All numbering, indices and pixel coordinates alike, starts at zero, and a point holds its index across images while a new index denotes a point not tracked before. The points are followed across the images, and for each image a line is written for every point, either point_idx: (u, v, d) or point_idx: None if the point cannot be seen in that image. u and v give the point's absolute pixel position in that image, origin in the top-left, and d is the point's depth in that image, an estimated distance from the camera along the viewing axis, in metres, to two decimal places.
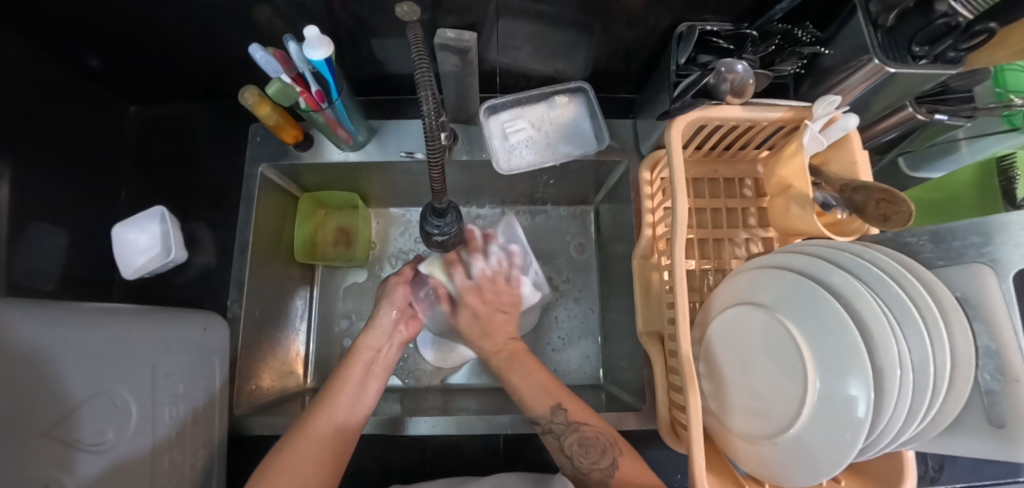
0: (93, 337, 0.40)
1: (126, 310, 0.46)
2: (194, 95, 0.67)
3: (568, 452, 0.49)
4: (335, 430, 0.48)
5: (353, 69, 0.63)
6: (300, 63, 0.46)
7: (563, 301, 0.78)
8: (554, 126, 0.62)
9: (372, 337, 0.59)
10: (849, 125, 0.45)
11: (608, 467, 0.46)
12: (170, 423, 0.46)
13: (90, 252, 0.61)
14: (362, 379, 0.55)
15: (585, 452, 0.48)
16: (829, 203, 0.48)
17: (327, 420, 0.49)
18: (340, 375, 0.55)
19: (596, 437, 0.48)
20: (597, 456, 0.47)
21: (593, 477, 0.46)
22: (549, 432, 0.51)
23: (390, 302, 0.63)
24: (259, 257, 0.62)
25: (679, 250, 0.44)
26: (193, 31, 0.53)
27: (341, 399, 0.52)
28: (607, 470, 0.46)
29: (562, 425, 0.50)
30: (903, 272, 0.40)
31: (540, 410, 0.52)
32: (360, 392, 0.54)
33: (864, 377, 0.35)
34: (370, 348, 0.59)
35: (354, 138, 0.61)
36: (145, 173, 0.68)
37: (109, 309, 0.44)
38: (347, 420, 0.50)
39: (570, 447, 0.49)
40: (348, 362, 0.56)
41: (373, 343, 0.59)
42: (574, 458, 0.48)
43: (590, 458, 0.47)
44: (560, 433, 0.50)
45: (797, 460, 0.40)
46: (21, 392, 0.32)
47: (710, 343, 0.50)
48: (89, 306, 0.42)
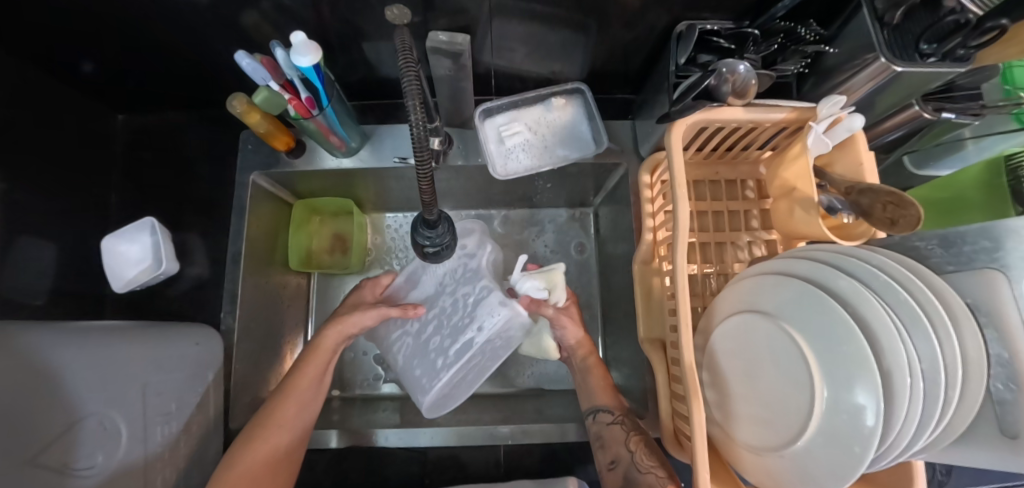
0: (71, 368, 0.41)
1: (117, 330, 0.46)
2: (182, 103, 0.66)
3: (632, 446, 0.50)
4: (285, 431, 0.49)
5: (345, 73, 0.61)
6: (288, 70, 0.44)
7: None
8: (551, 129, 0.60)
9: (333, 338, 0.56)
10: (854, 125, 0.44)
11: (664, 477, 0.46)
12: (163, 441, 0.46)
13: (82, 266, 0.60)
14: (318, 376, 0.54)
15: (647, 455, 0.49)
16: (834, 207, 0.47)
17: (291, 413, 0.51)
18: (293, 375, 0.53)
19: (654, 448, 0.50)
20: (659, 463, 0.48)
21: (647, 479, 0.46)
22: (619, 423, 0.53)
23: (340, 325, 0.56)
24: (253, 267, 0.61)
25: (681, 256, 0.43)
26: (176, 38, 0.51)
27: (299, 387, 0.52)
28: (662, 479, 0.45)
29: (630, 424, 0.53)
30: (911, 277, 0.38)
31: (614, 403, 0.56)
32: (314, 390, 0.54)
33: (874, 386, 0.34)
34: (331, 350, 0.55)
35: (347, 144, 0.59)
36: (135, 183, 0.67)
37: (98, 331, 0.45)
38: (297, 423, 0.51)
39: (633, 443, 0.51)
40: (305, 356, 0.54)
41: (331, 344, 0.55)
42: (635, 455, 0.49)
43: (648, 460, 0.48)
44: (629, 428, 0.52)
45: (802, 472, 0.39)
46: None
47: (714, 351, 0.49)
48: (75, 329, 0.43)
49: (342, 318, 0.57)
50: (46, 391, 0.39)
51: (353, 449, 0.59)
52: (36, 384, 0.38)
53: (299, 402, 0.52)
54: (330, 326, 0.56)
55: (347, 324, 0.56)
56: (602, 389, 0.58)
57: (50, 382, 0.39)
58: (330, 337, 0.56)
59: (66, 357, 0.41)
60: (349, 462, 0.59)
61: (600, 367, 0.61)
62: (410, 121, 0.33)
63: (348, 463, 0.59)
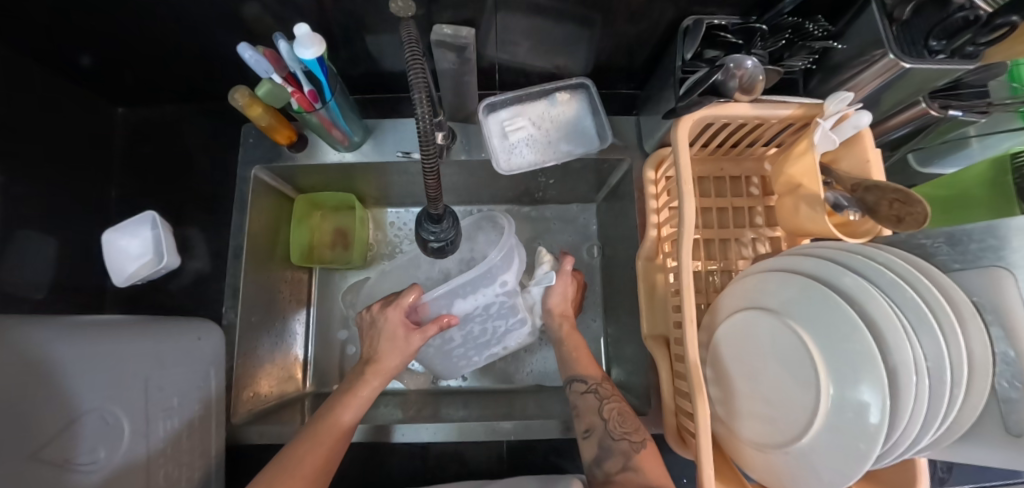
0: (75, 355, 0.38)
1: (118, 322, 0.45)
2: (184, 96, 0.65)
3: (606, 414, 0.51)
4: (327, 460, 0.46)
5: (347, 67, 0.60)
6: (291, 62, 0.44)
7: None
8: (555, 124, 0.60)
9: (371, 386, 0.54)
10: (862, 121, 0.44)
11: (638, 441, 0.48)
12: (164, 436, 0.45)
13: (81, 260, 0.59)
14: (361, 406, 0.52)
15: (620, 421, 0.50)
16: (841, 204, 0.46)
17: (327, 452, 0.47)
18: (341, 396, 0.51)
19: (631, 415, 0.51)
20: (632, 429, 0.49)
21: (620, 446, 0.48)
22: (594, 392, 0.54)
23: (378, 371, 0.54)
24: (255, 262, 0.61)
25: (686, 252, 0.43)
26: (175, 29, 0.51)
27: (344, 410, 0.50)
28: (635, 444, 0.47)
29: (607, 392, 0.54)
30: (917, 275, 0.38)
31: (590, 373, 0.56)
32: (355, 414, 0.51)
33: (879, 385, 0.34)
34: (369, 398, 0.53)
35: (349, 139, 0.59)
36: (135, 176, 0.66)
37: (99, 322, 0.43)
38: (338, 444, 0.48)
39: (607, 411, 0.51)
40: (345, 399, 0.51)
41: (369, 394, 0.53)
42: (609, 422, 0.50)
43: (623, 427, 0.49)
44: (604, 396, 0.53)
45: (808, 470, 0.39)
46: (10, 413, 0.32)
47: (718, 348, 0.49)
48: (77, 321, 0.41)
49: (378, 366, 0.54)
50: (54, 378, 0.36)
51: (356, 445, 0.59)
52: (39, 372, 0.35)
53: (335, 434, 0.48)
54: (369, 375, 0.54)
55: (385, 371, 0.54)
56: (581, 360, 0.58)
57: (59, 367, 0.36)
58: (365, 388, 0.53)
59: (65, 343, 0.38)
60: (352, 457, 0.58)
61: (577, 338, 0.61)
62: (417, 115, 0.33)
63: (351, 458, 0.58)
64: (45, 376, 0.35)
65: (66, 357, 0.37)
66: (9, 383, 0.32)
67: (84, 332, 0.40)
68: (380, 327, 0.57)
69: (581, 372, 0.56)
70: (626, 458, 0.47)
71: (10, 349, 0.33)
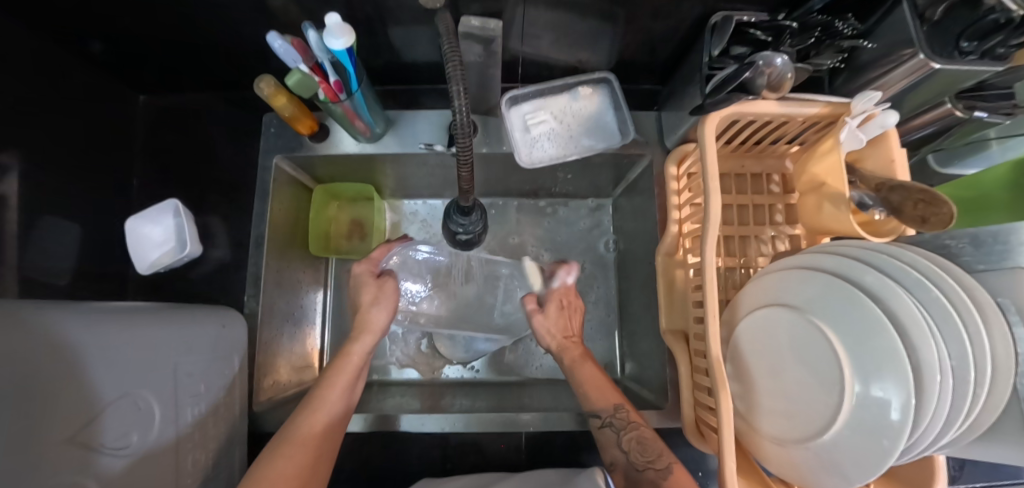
0: (104, 339, 0.38)
1: (145, 309, 0.45)
2: (204, 84, 0.65)
3: (626, 447, 0.49)
4: (325, 430, 0.47)
5: (369, 57, 0.60)
6: (320, 52, 0.44)
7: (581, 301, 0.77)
8: (577, 119, 0.60)
9: (362, 344, 0.55)
10: (887, 122, 0.44)
11: (663, 469, 0.45)
12: (191, 422, 0.46)
13: (104, 247, 0.60)
14: (351, 384, 0.53)
15: (643, 450, 0.48)
16: (865, 203, 0.47)
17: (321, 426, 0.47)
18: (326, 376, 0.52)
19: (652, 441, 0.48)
20: (655, 456, 0.47)
21: (647, 476, 0.46)
22: (609, 426, 0.51)
23: (368, 329, 0.56)
24: (275, 251, 0.61)
25: (710, 248, 0.43)
26: (200, 16, 0.50)
27: (339, 381, 0.51)
28: (660, 471, 0.45)
29: (624, 421, 0.51)
30: (941, 275, 0.39)
31: (603, 404, 0.53)
32: (349, 393, 0.52)
33: (904, 383, 0.35)
34: (361, 356, 0.54)
35: (371, 130, 0.59)
36: (156, 164, 0.66)
37: (127, 309, 0.43)
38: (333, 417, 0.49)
39: (627, 443, 0.49)
40: (336, 367, 0.52)
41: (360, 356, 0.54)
42: (630, 454, 0.48)
43: (646, 457, 0.47)
44: (621, 428, 0.50)
45: (829, 465, 0.40)
46: (50, 396, 0.32)
47: (738, 344, 0.49)
48: (107, 307, 0.41)
49: (366, 323, 0.56)
50: (83, 361, 0.36)
51: (375, 434, 0.59)
52: (76, 356, 0.35)
53: (331, 404, 0.49)
54: (358, 333, 0.56)
55: (374, 328, 0.56)
56: (589, 397, 0.54)
57: (89, 350, 0.36)
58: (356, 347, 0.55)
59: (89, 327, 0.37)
60: (371, 446, 0.59)
61: (586, 370, 0.58)
62: (452, 102, 0.34)
63: (370, 446, 0.59)
64: (80, 360, 0.35)
65: (100, 343, 0.37)
66: (43, 369, 0.32)
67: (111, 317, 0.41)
68: (361, 288, 0.59)
69: (594, 404, 0.54)
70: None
71: (41, 332, 0.33)
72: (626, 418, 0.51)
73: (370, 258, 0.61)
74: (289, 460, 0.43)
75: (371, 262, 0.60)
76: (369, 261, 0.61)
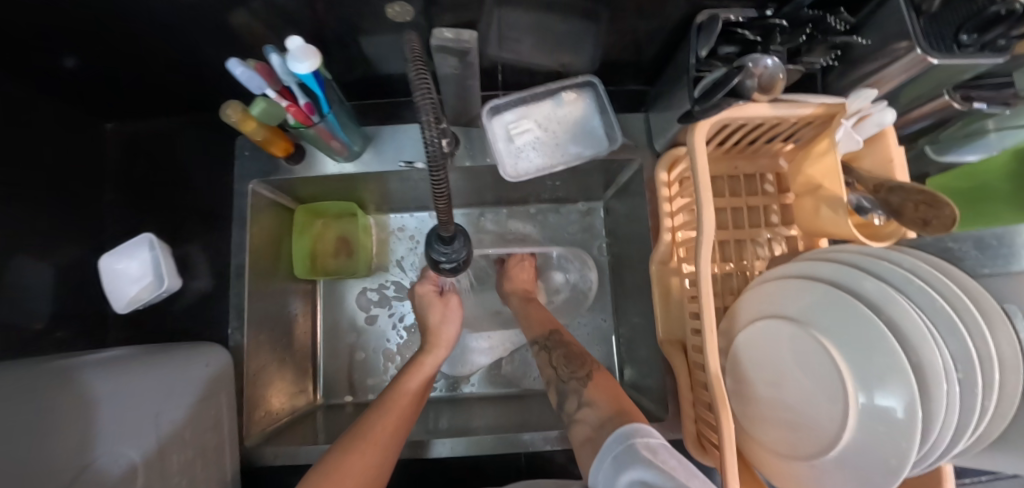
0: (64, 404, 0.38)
1: (123, 366, 0.45)
2: (173, 109, 0.62)
3: (555, 363, 0.53)
4: (398, 426, 0.46)
5: (342, 72, 0.58)
6: (284, 76, 0.42)
7: (576, 308, 0.75)
8: (562, 125, 0.57)
9: (434, 356, 0.57)
10: (884, 120, 0.42)
11: (583, 375, 0.50)
12: (180, 471, 0.43)
13: (79, 286, 0.58)
14: (422, 389, 0.53)
15: (567, 363, 0.52)
16: (862, 207, 0.45)
17: (391, 425, 0.46)
18: (401, 377, 0.53)
19: (578, 355, 0.53)
20: (579, 367, 0.51)
21: (570, 384, 0.49)
22: (543, 347, 0.56)
23: (438, 343, 0.59)
24: (258, 279, 0.59)
25: (705, 258, 0.41)
26: (159, 39, 0.48)
27: (413, 383, 0.52)
28: (581, 380, 0.49)
29: (555, 343, 0.56)
30: (944, 282, 0.37)
31: (539, 332, 0.59)
32: (420, 397, 0.52)
33: (909, 393, 0.34)
34: (432, 367, 0.56)
35: (348, 149, 0.57)
36: (129, 194, 0.64)
37: (106, 370, 0.44)
38: (406, 417, 0.48)
39: (556, 359, 0.54)
40: (411, 369, 0.54)
41: (432, 363, 0.56)
42: (558, 369, 0.52)
43: (570, 368, 0.51)
44: (551, 347, 0.56)
45: (838, 479, 0.38)
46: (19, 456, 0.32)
47: (736, 354, 0.48)
48: (80, 372, 0.42)
49: (437, 338, 0.59)
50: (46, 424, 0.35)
51: None
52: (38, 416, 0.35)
53: (401, 410, 0.48)
54: (430, 347, 0.58)
55: (445, 341, 0.59)
56: (529, 327, 0.62)
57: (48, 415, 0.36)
58: (432, 353, 0.57)
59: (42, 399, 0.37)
60: None
61: (532, 308, 0.65)
62: (420, 124, 0.29)
63: None
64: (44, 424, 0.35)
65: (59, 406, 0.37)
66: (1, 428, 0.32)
67: (77, 380, 0.40)
68: (426, 308, 0.63)
69: (535, 333, 0.60)
70: (578, 396, 0.47)
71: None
72: (556, 339, 0.56)
73: (429, 277, 0.65)
74: (361, 456, 0.42)
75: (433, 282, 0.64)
76: (431, 280, 0.64)
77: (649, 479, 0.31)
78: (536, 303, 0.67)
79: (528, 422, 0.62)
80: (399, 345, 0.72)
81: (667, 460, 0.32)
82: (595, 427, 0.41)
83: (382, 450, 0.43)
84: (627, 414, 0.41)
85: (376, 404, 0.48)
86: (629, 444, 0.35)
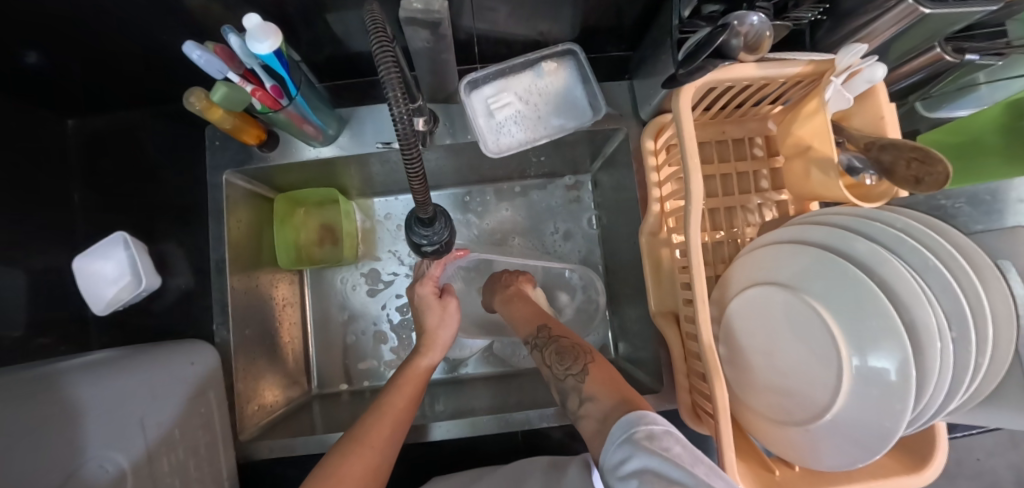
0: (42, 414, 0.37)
1: (98, 369, 0.43)
2: (134, 101, 0.59)
3: (548, 361, 0.50)
4: (393, 430, 0.45)
5: (310, 51, 0.55)
6: (246, 58, 0.39)
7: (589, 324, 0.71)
8: (543, 97, 0.55)
9: (429, 358, 0.54)
10: (875, 75, 0.39)
11: (579, 372, 0.46)
12: (171, 472, 0.43)
13: (55, 291, 0.56)
14: (417, 393, 0.50)
15: (560, 360, 0.49)
16: (854, 166, 0.43)
17: (388, 428, 0.45)
18: (395, 383, 0.50)
19: (570, 350, 0.49)
20: (572, 362, 0.48)
21: (569, 383, 0.47)
22: (535, 345, 0.53)
23: (433, 345, 0.54)
24: (241, 273, 0.58)
25: (695, 226, 0.40)
26: (108, 24, 0.44)
27: (406, 388, 0.50)
28: (577, 376, 0.46)
29: (545, 340, 0.53)
30: (938, 241, 0.37)
31: (528, 330, 0.56)
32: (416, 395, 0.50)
33: (904, 353, 0.33)
34: (428, 370, 0.53)
35: (323, 133, 0.54)
36: (98, 192, 0.61)
37: (83, 375, 0.42)
38: (399, 414, 0.47)
39: (548, 355, 0.51)
40: (404, 375, 0.51)
41: (428, 364, 0.53)
42: (553, 367, 0.50)
43: (564, 364, 0.48)
44: (542, 345, 0.52)
45: (833, 444, 0.38)
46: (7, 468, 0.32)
47: (727, 324, 0.47)
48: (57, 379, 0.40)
49: (432, 341, 0.55)
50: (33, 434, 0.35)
51: None
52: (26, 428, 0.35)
53: (395, 409, 0.47)
54: (423, 348, 0.54)
55: (440, 344, 0.55)
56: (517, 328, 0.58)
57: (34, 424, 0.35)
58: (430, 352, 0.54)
59: (18, 412, 0.35)
60: None
61: (518, 305, 0.61)
62: (388, 101, 0.27)
63: None
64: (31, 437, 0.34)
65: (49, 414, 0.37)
66: None
67: (58, 390, 0.40)
68: (424, 310, 0.57)
69: (524, 332, 0.56)
70: (579, 392, 0.45)
71: None
72: (547, 335, 0.53)
73: (431, 278, 0.58)
74: (359, 459, 0.42)
75: (433, 281, 0.58)
76: (430, 280, 0.58)
77: (654, 464, 0.30)
78: (524, 295, 0.63)
79: (523, 400, 0.62)
80: (392, 325, 0.71)
81: (671, 447, 0.32)
82: (599, 421, 0.40)
83: (378, 451, 0.43)
84: (631, 402, 0.39)
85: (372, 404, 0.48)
86: (632, 432, 0.34)
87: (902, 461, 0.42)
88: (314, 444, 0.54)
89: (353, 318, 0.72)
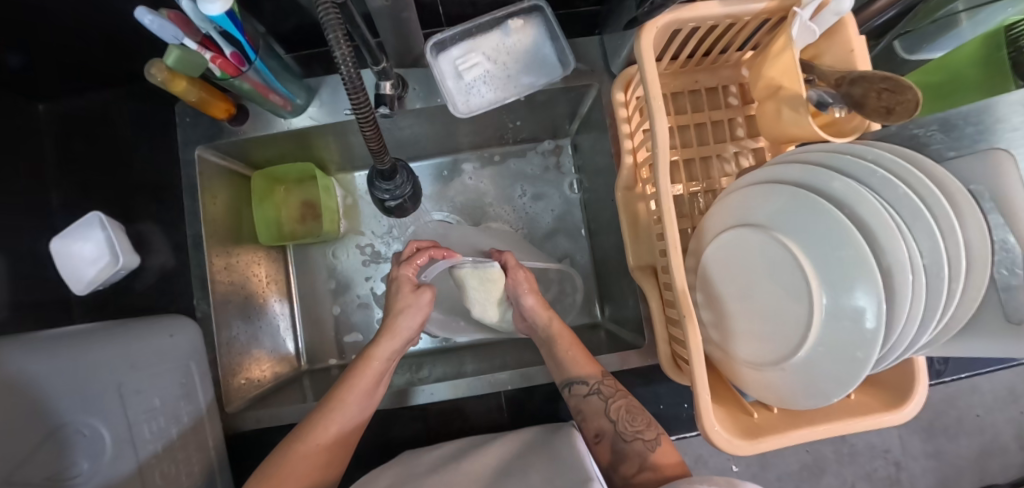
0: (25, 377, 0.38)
1: (83, 333, 0.44)
2: (102, 80, 0.59)
3: (614, 416, 0.50)
4: (336, 439, 0.47)
5: (275, 20, 0.54)
6: (201, 24, 0.38)
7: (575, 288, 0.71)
8: (511, 56, 0.54)
9: (385, 347, 0.53)
10: (842, 8, 0.38)
11: (651, 440, 0.47)
12: (153, 438, 0.45)
13: (36, 274, 0.56)
14: (371, 389, 0.51)
15: (631, 419, 0.49)
16: (823, 101, 0.42)
17: (334, 431, 0.47)
18: (347, 381, 0.49)
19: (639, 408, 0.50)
20: (644, 425, 0.49)
21: (635, 446, 0.48)
22: (596, 393, 0.51)
23: (392, 333, 0.53)
24: (220, 248, 0.58)
25: (664, 178, 0.37)
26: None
27: (355, 392, 0.49)
28: (648, 442, 0.47)
29: (611, 388, 0.51)
30: (911, 171, 0.35)
31: (589, 371, 0.52)
32: (367, 400, 0.50)
33: (875, 289, 0.32)
34: (383, 360, 0.52)
35: (292, 102, 0.54)
36: (75, 177, 0.61)
37: (60, 335, 0.43)
38: (340, 430, 0.48)
39: (614, 411, 0.50)
40: (357, 368, 0.50)
41: (384, 355, 0.52)
42: (618, 422, 0.50)
43: (635, 426, 0.49)
44: (608, 396, 0.51)
45: (806, 384, 0.38)
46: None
47: (706, 271, 0.46)
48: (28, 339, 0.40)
49: (392, 327, 0.53)
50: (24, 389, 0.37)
51: None
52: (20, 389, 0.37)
53: (335, 441, 0.47)
54: (382, 336, 0.52)
55: (399, 333, 0.53)
56: (575, 363, 0.53)
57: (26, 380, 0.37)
58: (381, 344, 0.52)
59: None
60: None
61: (568, 335, 0.56)
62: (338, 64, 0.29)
63: None
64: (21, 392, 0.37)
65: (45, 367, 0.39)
66: None
67: None
68: (395, 289, 0.55)
69: (578, 371, 0.52)
70: (644, 459, 0.47)
71: None
72: (614, 386, 0.51)
73: (412, 262, 0.55)
74: (302, 458, 0.45)
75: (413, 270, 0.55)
76: (412, 268, 0.55)
77: None
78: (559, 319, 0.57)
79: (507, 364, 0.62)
80: (377, 297, 0.72)
81: None
82: None
83: (325, 452, 0.47)
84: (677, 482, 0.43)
85: (340, 381, 0.50)
86: None
87: (880, 399, 0.41)
88: (300, 413, 0.54)
89: (339, 292, 0.72)
